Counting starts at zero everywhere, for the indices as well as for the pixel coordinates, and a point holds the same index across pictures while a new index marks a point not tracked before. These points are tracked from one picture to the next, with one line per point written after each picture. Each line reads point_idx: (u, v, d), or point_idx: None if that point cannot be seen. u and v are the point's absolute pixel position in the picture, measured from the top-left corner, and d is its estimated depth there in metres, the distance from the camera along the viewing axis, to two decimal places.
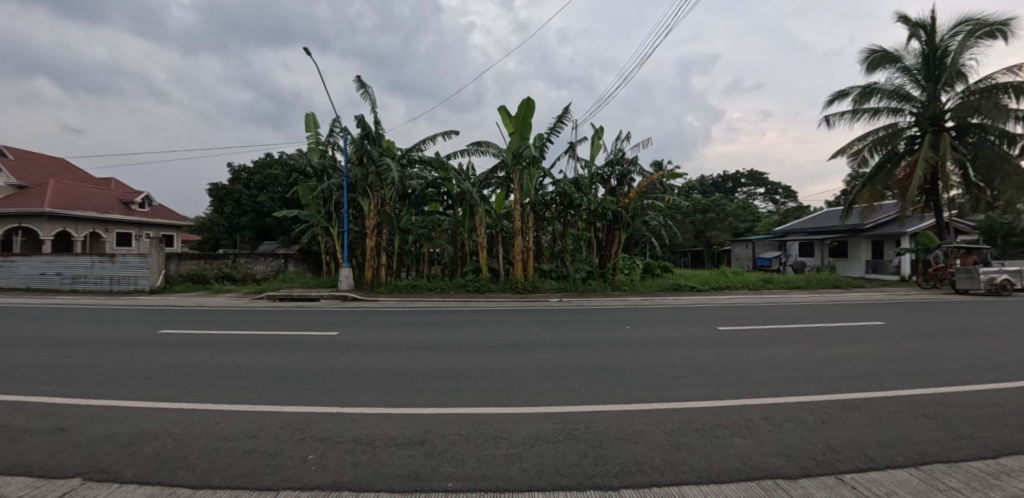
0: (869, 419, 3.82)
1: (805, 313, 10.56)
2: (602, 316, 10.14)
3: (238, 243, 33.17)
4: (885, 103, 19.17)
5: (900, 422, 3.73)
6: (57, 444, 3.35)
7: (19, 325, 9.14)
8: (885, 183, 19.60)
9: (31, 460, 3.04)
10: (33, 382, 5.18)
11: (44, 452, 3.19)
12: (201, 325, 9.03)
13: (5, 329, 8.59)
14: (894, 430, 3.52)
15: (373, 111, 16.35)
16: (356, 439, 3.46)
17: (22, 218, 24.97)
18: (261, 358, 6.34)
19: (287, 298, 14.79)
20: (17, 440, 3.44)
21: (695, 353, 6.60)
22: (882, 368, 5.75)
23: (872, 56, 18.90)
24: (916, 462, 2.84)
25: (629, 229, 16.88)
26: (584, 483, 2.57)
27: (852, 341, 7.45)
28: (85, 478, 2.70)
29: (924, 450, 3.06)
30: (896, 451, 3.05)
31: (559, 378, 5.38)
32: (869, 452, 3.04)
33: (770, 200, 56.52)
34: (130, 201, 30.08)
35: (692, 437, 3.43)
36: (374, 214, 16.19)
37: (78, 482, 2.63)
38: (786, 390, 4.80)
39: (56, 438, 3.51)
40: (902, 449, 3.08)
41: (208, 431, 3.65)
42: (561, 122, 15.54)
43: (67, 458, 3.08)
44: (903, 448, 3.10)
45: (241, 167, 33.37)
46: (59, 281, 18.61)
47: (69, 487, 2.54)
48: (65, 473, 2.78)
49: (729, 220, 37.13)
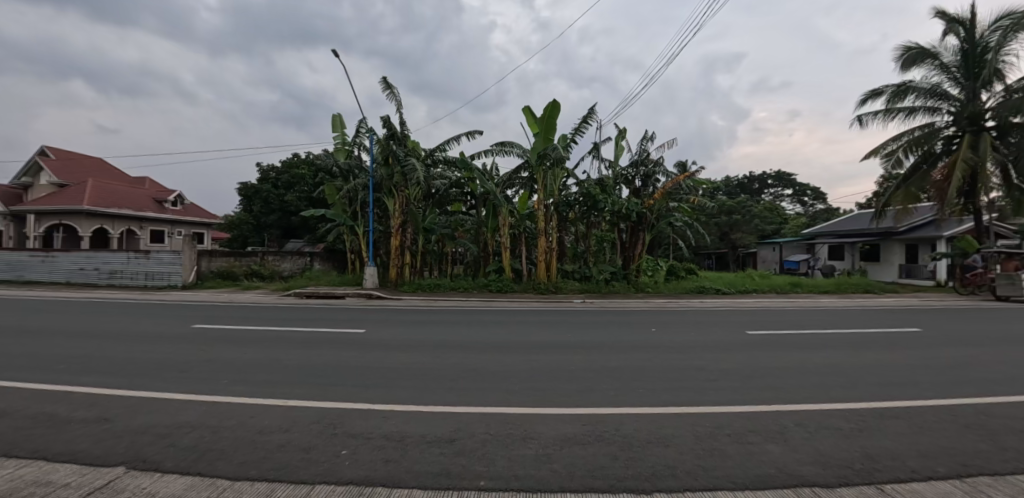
0: (908, 428, 3.71)
1: (837, 318, 10.31)
2: (629, 318, 10.03)
3: (266, 241, 34.48)
4: (920, 102, 18.47)
5: (941, 432, 3.61)
6: (101, 434, 3.48)
7: (72, 317, 9.62)
8: (921, 185, 18.82)
9: (76, 448, 3.15)
10: (78, 373, 5.42)
11: (88, 441, 3.32)
12: (233, 321, 9.25)
13: (61, 321, 9.04)
14: (935, 440, 3.39)
15: (397, 111, 16.46)
16: (387, 436, 3.50)
17: (62, 216, 26.10)
18: (293, 354, 6.48)
19: (314, 295, 15.06)
20: (64, 428, 3.60)
21: (722, 357, 6.50)
22: (918, 375, 5.59)
23: (908, 53, 18.19)
24: (960, 474, 2.73)
25: (654, 230, 16.68)
26: (617, 486, 2.54)
27: (886, 347, 7.24)
28: (128, 466, 2.79)
29: (967, 462, 2.94)
30: (936, 461, 2.94)
31: (586, 379, 5.37)
32: (909, 462, 2.93)
33: (798, 201, 55.04)
34: (162, 199, 30.99)
35: (725, 441, 3.38)
36: (398, 213, 16.26)
37: (121, 471, 2.71)
38: (815, 397, 4.68)
39: (99, 427, 3.65)
40: (945, 461, 2.96)
41: (243, 424, 3.75)
42: (587, 122, 15.30)
43: (111, 446, 3.19)
44: (944, 459, 2.99)
45: (270, 166, 34.10)
46: (96, 276, 19.31)
47: (114, 476, 2.63)
48: (109, 462, 2.88)
49: (755, 221, 36.64)
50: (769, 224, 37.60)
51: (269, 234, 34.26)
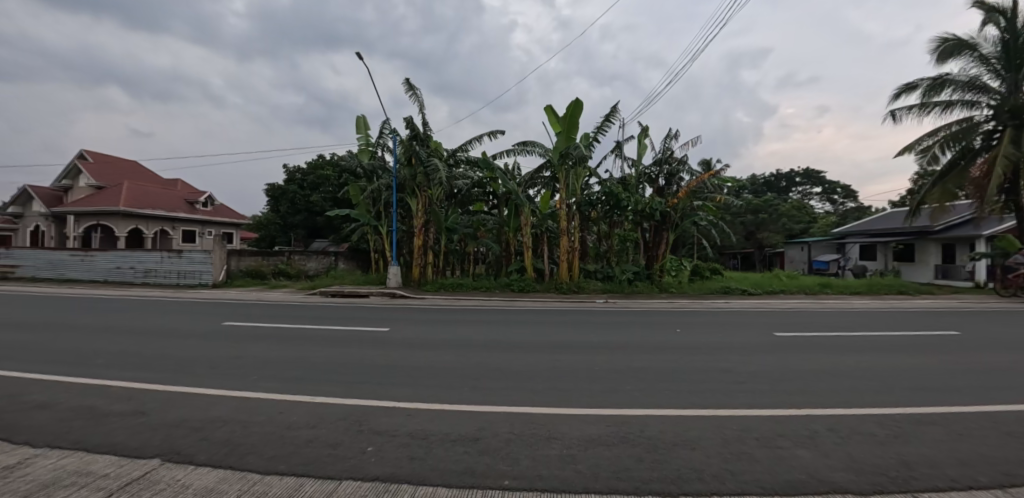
0: (946, 435, 3.55)
1: (871, 320, 9.97)
2: (655, 319, 9.91)
3: (293, 240, 35.36)
4: (958, 96, 17.74)
5: (983, 439, 3.45)
6: (137, 427, 3.61)
7: (115, 314, 10.05)
8: (958, 183, 18.05)
9: (114, 440, 3.28)
10: (117, 368, 5.63)
11: (126, 433, 3.44)
12: (263, 319, 9.47)
13: (104, 318, 9.42)
14: (976, 448, 3.24)
15: (420, 112, 16.61)
16: (411, 434, 3.54)
17: (100, 217, 27.27)
18: (320, 352, 6.60)
19: (339, 294, 15.35)
20: (103, 421, 3.74)
21: (749, 359, 6.37)
22: (957, 380, 5.35)
23: (944, 45, 17.41)
24: (1003, 484, 2.60)
25: (677, 230, 16.46)
26: (642, 488, 2.50)
27: (923, 350, 6.96)
28: (163, 459, 2.89)
29: (1011, 471, 2.80)
30: (977, 470, 2.82)
31: (609, 380, 5.32)
32: (948, 471, 2.81)
33: (827, 200, 53.49)
34: (194, 201, 32.00)
35: (753, 446, 3.30)
36: (421, 213, 16.45)
37: (156, 463, 2.80)
38: (847, 402, 4.53)
39: (135, 420, 3.78)
40: (987, 470, 2.83)
41: (272, 420, 3.83)
42: (610, 121, 15.17)
43: (147, 439, 3.30)
44: (986, 468, 2.86)
45: (296, 167, 34.83)
46: (132, 274, 20.08)
47: (149, 467, 2.72)
48: (145, 454, 2.98)
49: (782, 220, 35.81)
50: (798, 223, 36.68)
51: (295, 233, 35.11)
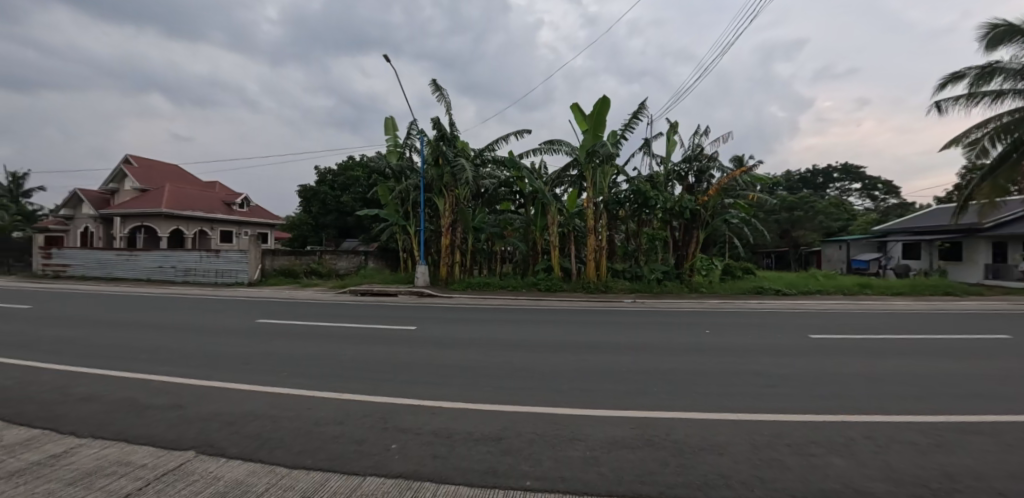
0: (995, 446, 3.35)
1: (914, 322, 9.50)
2: (685, 319, 9.73)
3: (324, 240, 36.35)
4: (1009, 85, 16.70)
5: None
6: (176, 420, 3.77)
7: (162, 311, 10.59)
8: (1009, 178, 17.02)
9: (154, 432, 3.44)
10: (158, 362, 5.92)
11: (164, 426, 3.61)
12: (296, 317, 9.77)
13: (152, 315, 9.93)
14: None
15: (447, 112, 16.79)
16: (435, 432, 3.58)
17: (143, 219, 28.74)
18: (349, 350, 6.75)
19: (368, 293, 15.68)
20: (144, 413, 3.93)
21: (782, 362, 6.17)
22: (1010, 388, 5.02)
23: (994, 31, 16.46)
24: None
25: (708, 228, 16.06)
26: (665, 493, 2.46)
27: (973, 356, 6.56)
28: (198, 451, 3.01)
29: None
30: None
31: (636, 382, 5.24)
32: (996, 484, 2.65)
33: (868, 196, 51.12)
34: (231, 202, 33.26)
35: (783, 452, 3.19)
36: (448, 213, 16.65)
37: (191, 454, 2.93)
38: (885, 408, 4.33)
39: (173, 413, 3.96)
40: None
41: (301, 415, 3.95)
42: (637, 118, 14.95)
43: (183, 432, 3.45)
44: None
45: (328, 168, 35.75)
46: (173, 273, 21.04)
47: (185, 458, 2.85)
48: (181, 446, 3.12)
49: (818, 218, 34.54)
50: (836, 221, 35.34)
51: (326, 234, 36.08)
